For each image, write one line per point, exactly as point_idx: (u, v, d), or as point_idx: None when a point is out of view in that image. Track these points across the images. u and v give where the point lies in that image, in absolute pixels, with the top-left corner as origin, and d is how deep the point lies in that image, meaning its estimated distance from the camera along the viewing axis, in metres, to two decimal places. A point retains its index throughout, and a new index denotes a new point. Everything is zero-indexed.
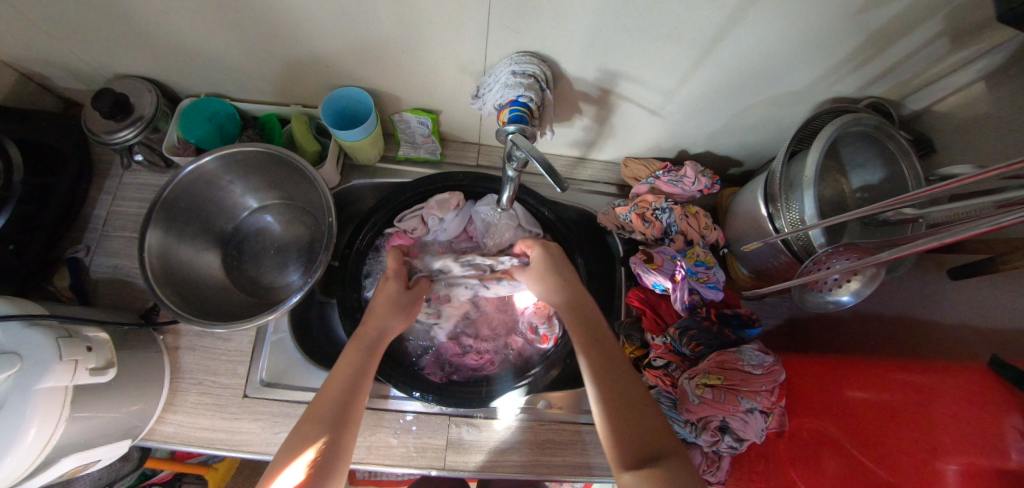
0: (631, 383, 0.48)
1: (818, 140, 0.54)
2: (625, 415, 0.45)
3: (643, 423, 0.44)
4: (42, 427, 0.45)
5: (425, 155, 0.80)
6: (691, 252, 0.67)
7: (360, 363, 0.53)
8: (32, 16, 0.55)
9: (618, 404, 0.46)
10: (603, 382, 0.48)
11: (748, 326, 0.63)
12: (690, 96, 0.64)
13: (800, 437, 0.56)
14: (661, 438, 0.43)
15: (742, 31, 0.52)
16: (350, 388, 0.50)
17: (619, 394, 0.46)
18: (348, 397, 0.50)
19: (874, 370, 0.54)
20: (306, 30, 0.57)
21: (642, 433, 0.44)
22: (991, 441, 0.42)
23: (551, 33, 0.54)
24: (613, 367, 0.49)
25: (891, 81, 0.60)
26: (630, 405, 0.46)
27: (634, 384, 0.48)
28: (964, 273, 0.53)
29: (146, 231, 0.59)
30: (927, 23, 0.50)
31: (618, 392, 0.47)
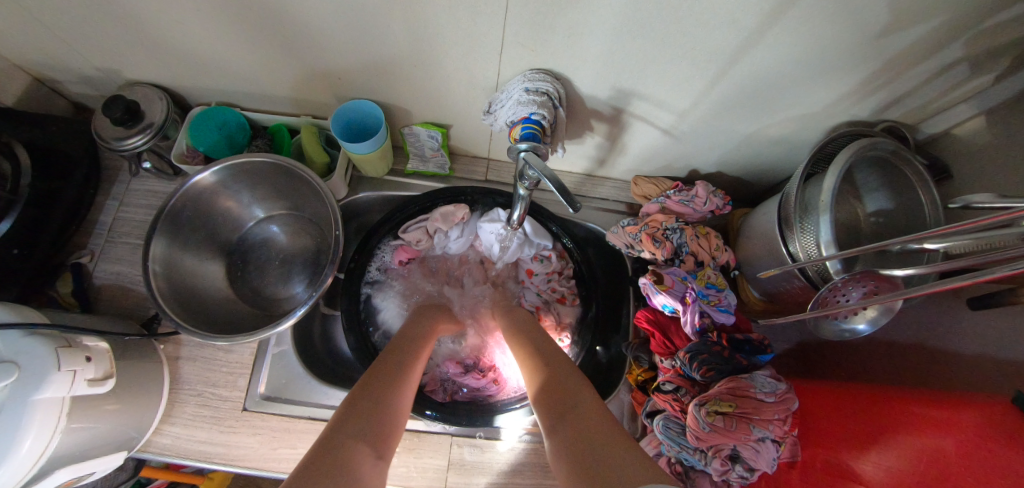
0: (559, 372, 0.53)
1: (835, 165, 0.54)
2: (554, 394, 0.50)
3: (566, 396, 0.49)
4: (37, 439, 0.44)
5: (433, 169, 0.80)
6: (701, 274, 0.66)
7: (403, 365, 0.52)
8: (49, 22, 0.56)
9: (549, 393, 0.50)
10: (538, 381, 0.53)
11: (761, 351, 0.61)
12: (703, 116, 0.64)
13: (814, 468, 0.54)
14: (579, 400, 0.47)
15: (758, 53, 0.51)
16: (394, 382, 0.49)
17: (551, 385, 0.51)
18: (390, 387, 0.48)
19: (894, 402, 0.53)
20: (321, 42, 0.57)
21: (567, 406, 0.47)
22: (1016, 478, 0.38)
23: (566, 51, 0.53)
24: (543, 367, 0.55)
25: (907, 106, 0.60)
26: (559, 386, 0.50)
27: (563, 373, 0.53)
28: (983, 303, 0.52)
29: (151, 240, 0.58)
30: (945, 49, 0.50)
31: (549, 381, 0.52)
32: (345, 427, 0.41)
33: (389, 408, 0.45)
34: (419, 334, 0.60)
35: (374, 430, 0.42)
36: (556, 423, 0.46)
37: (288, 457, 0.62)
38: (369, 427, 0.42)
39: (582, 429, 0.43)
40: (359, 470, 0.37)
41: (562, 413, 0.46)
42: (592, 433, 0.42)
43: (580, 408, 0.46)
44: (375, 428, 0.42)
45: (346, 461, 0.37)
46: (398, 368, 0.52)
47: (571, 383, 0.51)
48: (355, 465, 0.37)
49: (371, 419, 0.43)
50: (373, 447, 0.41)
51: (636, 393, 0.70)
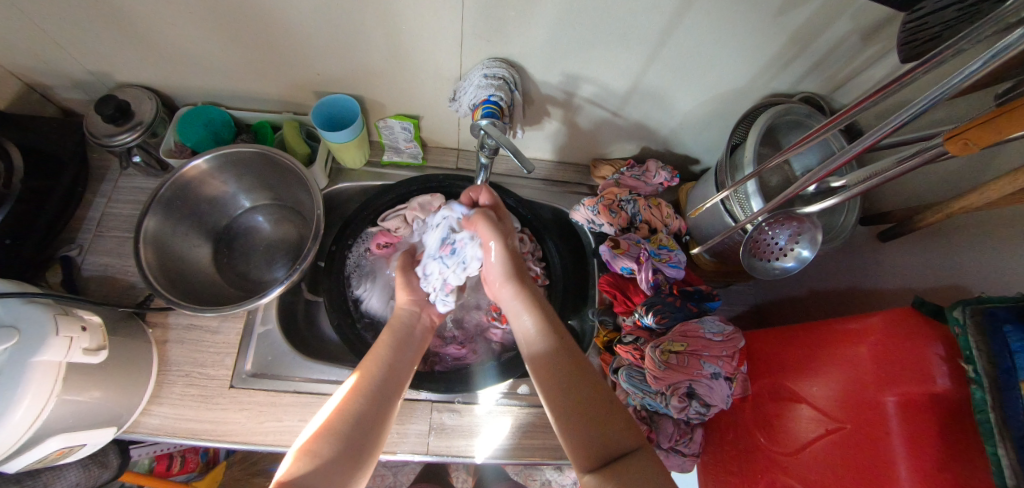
0: (590, 389, 0.51)
1: (755, 127, 0.62)
2: (583, 423, 0.49)
3: (606, 429, 0.48)
4: (34, 401, 0.46)
5: (407, 159, 0.87)
6: (654, 238, 0.74)
7: (372, 393, 0.54)
8: (47, 28, 0.61)
9: (582, 417, 0.49)
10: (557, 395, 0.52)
11: (709, 299, 0.68)
12: (645, 95, 0.72)
13: (761, 398, 0.61)
14: (630, 440, 0.47)
15: (681, 34, 0.60)
16: (370, 414, 0.52)
17: (581, 405, 0.50)
18: (369, 423, 0.51)
19: (819, 325, 0.58)
20: (300, 40, 0.63)
21: (605, 439, 0.48)
22: (920, 370, 0.45)
23: (518, 39, 0.61)
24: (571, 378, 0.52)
25: (818, 77, 0.69)
26: (592, 411, 0.50)
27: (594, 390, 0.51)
28: (891, 234, 0.60)
29: (145, 217, 0.62)
30: (833, 25, 0.59)
31: (576, 402, 0.50)
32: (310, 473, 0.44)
33: (362, 444, 0.49)
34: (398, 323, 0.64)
35: (342, 469, 0.46)
36: (600, 460, 0.46)
37: (276, 429, 0.65)
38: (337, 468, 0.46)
39: (636, 474, 0.44)
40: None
41: (607, 450, 0.47)
42: (638, 477, 0.43)
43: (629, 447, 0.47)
44: (345, 466, 0.46)
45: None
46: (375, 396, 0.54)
47: (609, 410, 0.50)
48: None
49: (338, 455, 0.47)
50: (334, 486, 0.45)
51: (604, 355, 0.75)
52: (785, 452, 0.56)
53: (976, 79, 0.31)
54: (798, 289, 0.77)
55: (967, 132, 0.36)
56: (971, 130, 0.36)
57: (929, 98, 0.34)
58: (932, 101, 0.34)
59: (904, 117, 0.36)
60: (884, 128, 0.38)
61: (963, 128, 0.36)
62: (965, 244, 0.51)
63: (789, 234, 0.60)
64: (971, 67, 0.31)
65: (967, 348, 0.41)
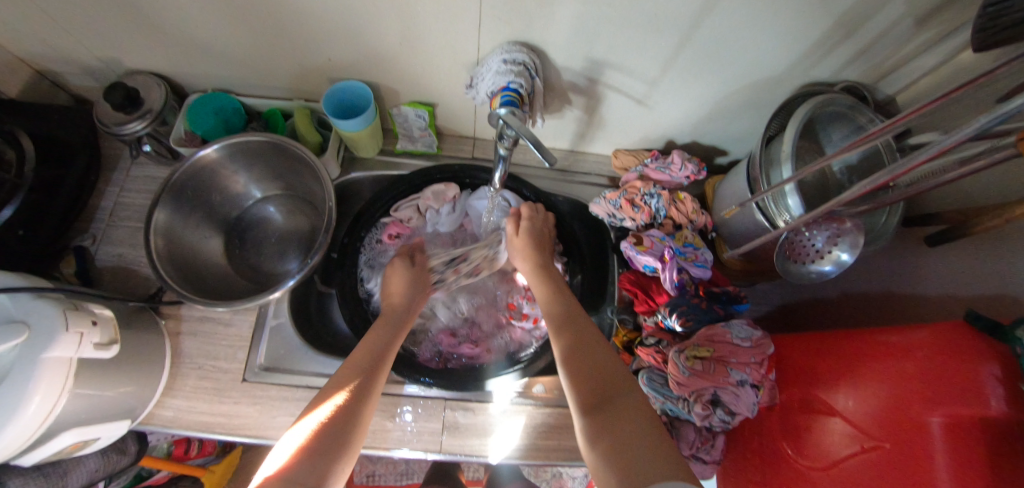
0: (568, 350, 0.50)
1: (794, 119, 0.57)
2: (582, 376, 0.47)
3: (603, 377, 0.47)
4: (46, 397, 0.45)
5: (421, 148, 0.84)
6: (679, 235, 0.70)
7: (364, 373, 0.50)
8: (50, 12, 0.59)
9: (579, 368, 0.48)
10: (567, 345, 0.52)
11: (737, 301, 0.65)
12: (673, 83, 0.67)
13: (791, 407, 0.58)
14: (619, 387, 0.45)
15: (718, 17, 0.55)
16: (360, 393, 0.48)
17: (582, 361, 0.49)
18: (355, 406, 0.46)
19: (858, 334, 0.54)
20: (309, 23, 0.60)
21: (600, 388, 0.46)
22: (972, 391, 0.41)
23: (540, 22, 0.57)
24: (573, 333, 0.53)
25: (864, 64, 0.63)
26: (589, 361, 0.49)
27: (589, 344, 0.51)
28: (941, 238, 0.55)
29: (156, 208, 0.61)
30: (889, 7, 0.53)
31: (578, 356, 0.50)
32: (303, 454, 0.40)
33: (351, 427, 0.44)
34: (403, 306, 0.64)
35: (330, 457, 0.41)
36: (594, 408, 0.44)
37: (289, 424, 0.64)
38: (328, 447, 0.41)
39: (625, 418, 0.42)
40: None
41: (598, 400, 0.44)
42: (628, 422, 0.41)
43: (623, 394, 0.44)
44: (334, 448, 0.42)
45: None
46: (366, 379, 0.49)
47: (605, 360, 0.49)
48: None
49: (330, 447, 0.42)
50: (323, 472, 0.40)
51: (623, 355, 0.73)
52: (815, 466, 0.53)
53: None
54: (831, 291, 0.73)
55: None
56: None
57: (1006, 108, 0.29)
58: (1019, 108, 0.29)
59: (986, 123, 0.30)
60: (952, 137, 0.33)
61: None
62: None
63: (828, 235, 0.56)
64: None
65: None
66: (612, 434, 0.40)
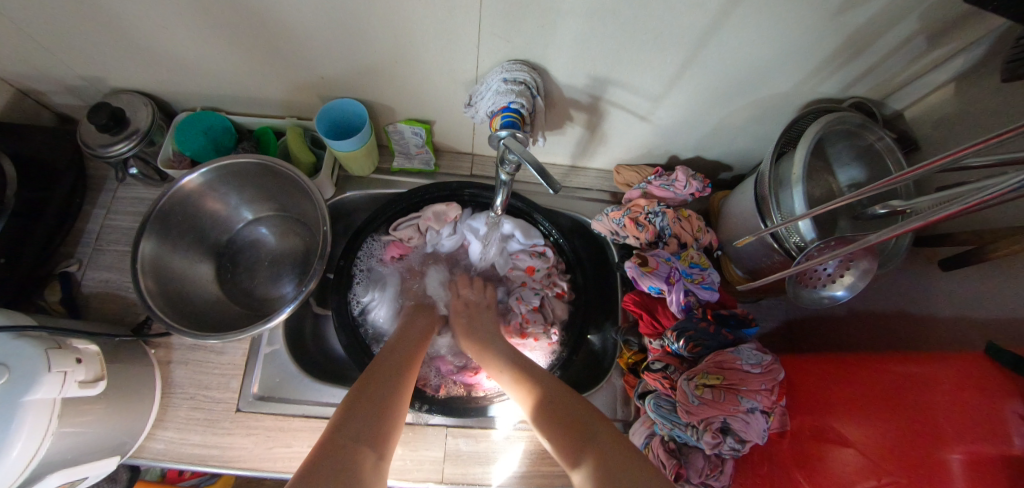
0: (547, 387, 0.55)
1: (804, 140, 0.55)
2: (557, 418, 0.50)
3: (575, 420, 0.50)
4: (28, 441, 0.43)
5: (419, 166, 0.82)
6: (684, 255, 0.68)
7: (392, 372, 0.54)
8: (30, 32, 0.57)
9: (552, 415, 0.51)
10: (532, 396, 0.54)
11: (746, 325, 0.64)
12: (678, 100, 0.66)
13: (803, 436, 0.55)
14: (593, 426, 0.48)
15: (724, 35, 0.53)
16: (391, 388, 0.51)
17: (552, 409, 0.51)
18: (388, 396, 0.50)
19: (873, 363, 0.54)
20: (301, 41, 0.57)
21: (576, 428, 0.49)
22: (995, 427, 0.41)
23: (541, 40, 0.55)
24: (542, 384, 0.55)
25: (872, 81, 0.62)
26: (560, 407, 0.51)
27: (558, 392, 0.54)
28: (955, 263, 0.54)
29: (139, 240, 0.59)
30: (901, 25, 0.52)
31: (547, 398, 0.53)
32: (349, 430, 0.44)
33: (387, 408, 0.48)
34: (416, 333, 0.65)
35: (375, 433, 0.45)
36: (572, 450, 0.47)
37: (284, 455, 0.62)
38: (370, 428, 0.45)
39: (607, 456, 0.45)
40: (362, 471, 0.40)
41: (577, 436, 0.48)
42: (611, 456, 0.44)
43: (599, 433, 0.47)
44: (374, 430, 0.45)
45: (351, 465, 0.40)
46: (393, 376, 0.53)
47: (574, 404, 0.52)
48: (362, 469, 0.40)
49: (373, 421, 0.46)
50: (375, 449, 0.43)
51: (628, 376, 0.71)
52: None
53: None
54: (838, 310, 0.71)
55: None
56: None
57: None
58: None
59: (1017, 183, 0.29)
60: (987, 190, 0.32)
61: None
62: None
63: (839, 259, 0.54)
64: None
65: None
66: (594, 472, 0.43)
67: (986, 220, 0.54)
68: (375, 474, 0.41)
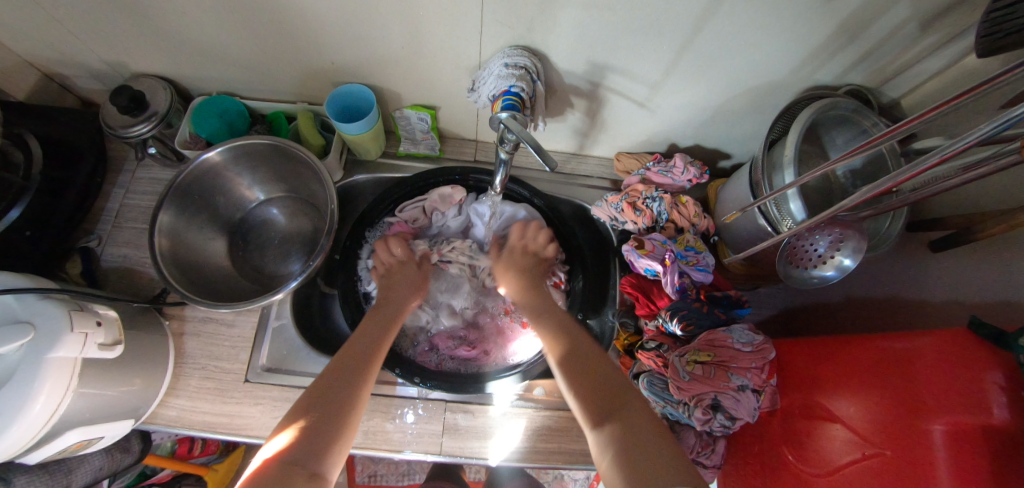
0: (581, 348, 0.55)
1: (797, 123, 0.56)
2: (591, 377, 0.51)
3: (607, 385, 0.50)
4: (50, 397, 0.46)
5: (424, 151, 0.84)
6: (680, 239, 0.70)
7: (349, 381, 0.50)
8: (57, 17, 0.60)
9: (585, 375, 0.51)
10: (566, 358, 0.54)
11: (739, 305, 0.65)
12: (675, 87, 0.67)
13: (792, 413, 0.57)
14: (624, 391, 0.48)
15: (719, 20, 0.55)
16: (350, 389, 0.49)
17: (580, 366, 0.53)
18: (342, 403, 0.47)
19: (863, 339, 0.54)
20: (310, 26, 0.60)
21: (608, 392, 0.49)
22: (977, 398, 0.41)
23: (541, 26, 0.57)
24: (574, 351, 0.55)
25: (868, 68, 0.63)
26: (595, 370, 0.52)
27: (597, 356, 0.54)
28: (945, 244, 0.55)
29: (159, 211, 0.62)
30: (893, 10, 0.53)
31: (579, 356, 0.54)
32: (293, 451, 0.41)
33: (338, 423, 0.45)
34: (386, 316, 0.64)
35: (324, 446, 0.43)
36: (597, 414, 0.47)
37: None
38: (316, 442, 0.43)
39: (632, 424, 0.44)
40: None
41: (608, 404, 0.48)
42: (638, 426, 0.44)
43: (628, 400, 0.47)
44: (322, 445, 0.43)
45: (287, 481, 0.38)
46: (348, 380, 0.50)
47: (611, 370, 0.52)
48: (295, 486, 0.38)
49: (321, 431, 0.44)
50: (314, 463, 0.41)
51: (625, 358, 0.74)
52: (815, 473, 0.52)
53: None
54: (833, 296, 0.72)
55: None
56: None
57: (1014, 111, 0.29)
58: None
59: (990, 128, 0.30)
60: (958, 143, 0.32)
61: None
62: None
63: (830, 240, 0.56)
64: None
65: None
66: (620, 434, 0.44)
67: (978, 202, 0.55)
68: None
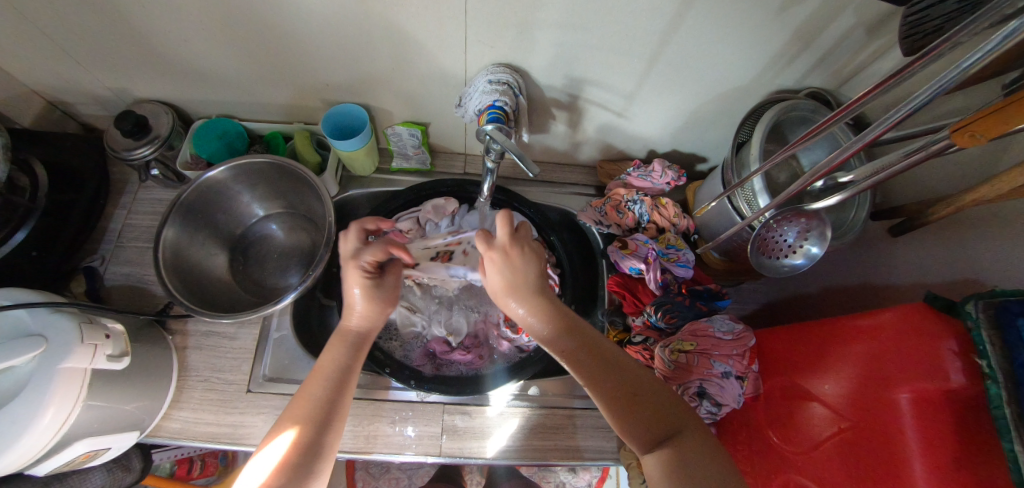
0: (605, 350, 0.49)
1: (760, 124, 0.62)
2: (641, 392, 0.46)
3: (652, 404, 0.46)
4: (61, 406, 0.48)
5: (416, 164, 0.88)
6: (662, 238, 0.74)
7: (319, 418, 0.47)
8: (66, 48, 0.64)
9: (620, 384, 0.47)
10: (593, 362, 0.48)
11: (719, 297, 0.68)
12: (650, 95, 0.72)
13: (773, 396, 0.61)
14: (669, 414, 0.46)
15: (684, 32, 0.60)
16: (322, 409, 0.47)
17: (611, 371, 0.47)
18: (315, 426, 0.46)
19: (831, 321, 0.57)
20: (307, 49, 0.64)
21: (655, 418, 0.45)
22: (932, 365, 0.44)
23: (521, 44, 0.62)
24: (603, 359, 0.48)
25: (825, 71, 0.68)
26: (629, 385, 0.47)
27: (624, 364, 0.49)
28: (902, 229, 0.60)
29: (163, 227, 0.65)
30: (838, 20, 0.58)
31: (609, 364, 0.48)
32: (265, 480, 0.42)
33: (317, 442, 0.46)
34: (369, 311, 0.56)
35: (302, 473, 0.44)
36: (648, 436, 0.45)
37: None
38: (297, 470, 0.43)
39: (688, 448, 0.43)
40: None
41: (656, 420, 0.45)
42: (694, 451, 0.43)
43: (682, 428, 0.45)
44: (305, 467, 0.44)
45: None
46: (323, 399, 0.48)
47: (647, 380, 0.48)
48: None
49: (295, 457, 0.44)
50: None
51: None
52: (797, 450, 0.55)
53: (967, 75, 0.32)
54: (810, 286, 0.76)
55: (974, 123, 0.36)
56: (977, 121, 0.35)
57: (922, 93, 0.35)
58: (931, 92, 0.34)
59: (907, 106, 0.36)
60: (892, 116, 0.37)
61: (968, 120, 0.36)
62: (976, 237, 0.51)
63: (798, 231, 0.60)
64: (965, 62, 0.31)
65: (980, 342, 0.40)
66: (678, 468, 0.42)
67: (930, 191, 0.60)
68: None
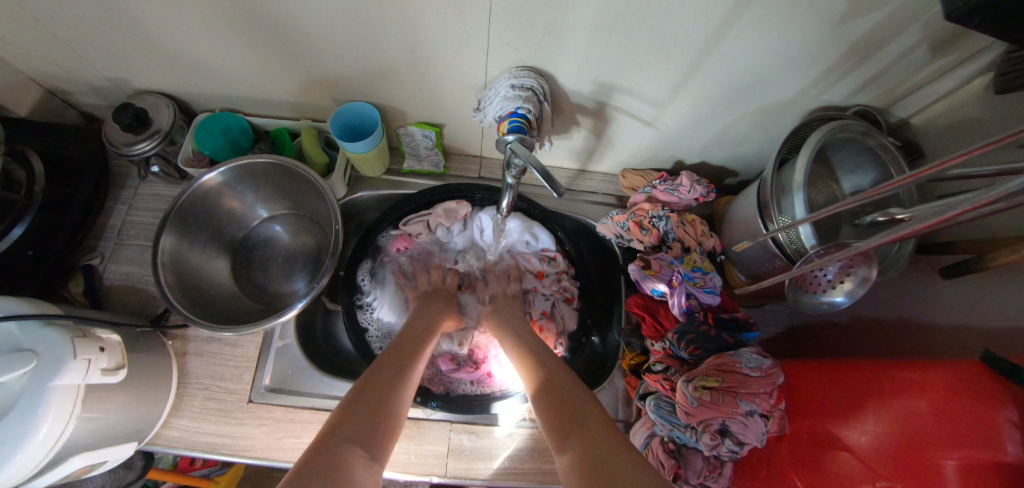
0: (552, 368, 0.59)
1: (806, 147, 0.56)
2: (560, 413, 0.52)
3: (574, 404, 0.52)
4: (53, 424, 0.45)
5: (428, 167, 0.84)
6: (687, 259, 0.69)
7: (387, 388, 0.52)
8: (60, 35, 0.59)
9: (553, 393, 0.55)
10: (541, 379, 0.58)
11: (746, 329, 0.65)
12: (682, 106, 0.67)
13: (801, 440, 0.56)
14: (586, 412, 0.51)
15: (729, 42, 0.54)
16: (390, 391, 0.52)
17: (550, 384, 0.56)
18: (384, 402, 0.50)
19: (872, 369, 0.53)
20: (315, 44, 0.59)
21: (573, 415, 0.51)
22: (987, 433, 0.41)
23: (548, 48, 0.57)
24: (545, 374, 0.58)
25: (878, 88, 0.62)
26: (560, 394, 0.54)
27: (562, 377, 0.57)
28: (958, 269, 0.55)
29: (161, 234, 0.62)
30: (904, 34, 0.52)
31: (550, 378, 0.57)
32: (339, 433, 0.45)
33: (382, 414, 0.49)
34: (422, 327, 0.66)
35: (366, 435, 0.46)
36: (564, 432, 0.49)
37: (294, 446, 0.64)
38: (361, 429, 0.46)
39: (592, 435, 0.47)
40: (353, 471, 0.41)
41: (571, 417, 0.51)
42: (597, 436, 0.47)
43: (593, 418, 0.50)
44: (368, 432, 0.46)
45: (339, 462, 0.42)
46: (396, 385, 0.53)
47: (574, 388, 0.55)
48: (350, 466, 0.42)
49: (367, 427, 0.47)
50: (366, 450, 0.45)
51: (631, 377, 0.72)
52: None
53: None
54: (842, 316, 0.72)
55: None
56: None
57: None
58: None
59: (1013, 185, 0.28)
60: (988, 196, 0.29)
61: None
62: None
63: (840, 266, 0.55)
64: None
65: None
66: (580, 453, 0.45)
67: (989, 228, 0.55)
68: (364, 473, 0.42)
